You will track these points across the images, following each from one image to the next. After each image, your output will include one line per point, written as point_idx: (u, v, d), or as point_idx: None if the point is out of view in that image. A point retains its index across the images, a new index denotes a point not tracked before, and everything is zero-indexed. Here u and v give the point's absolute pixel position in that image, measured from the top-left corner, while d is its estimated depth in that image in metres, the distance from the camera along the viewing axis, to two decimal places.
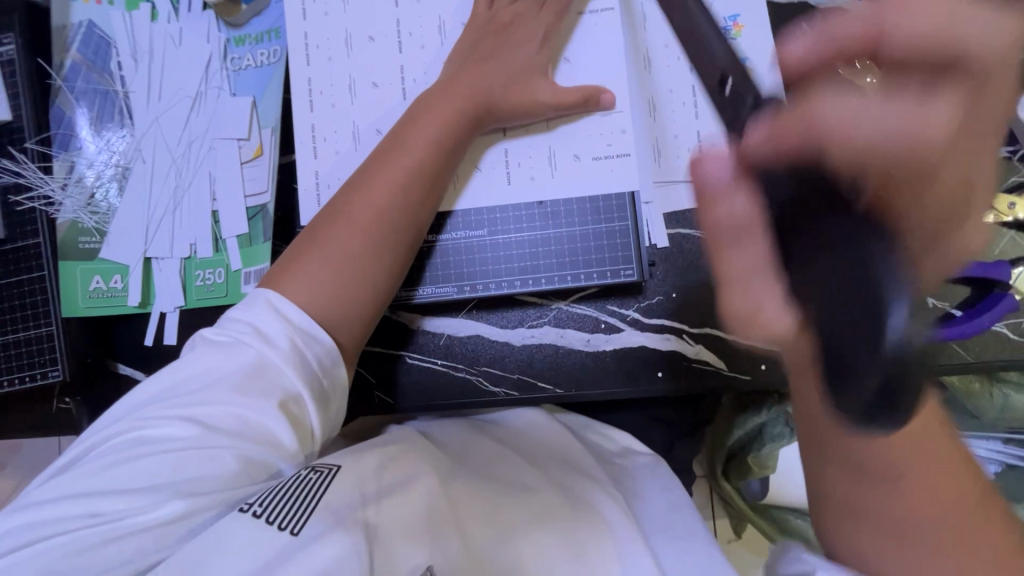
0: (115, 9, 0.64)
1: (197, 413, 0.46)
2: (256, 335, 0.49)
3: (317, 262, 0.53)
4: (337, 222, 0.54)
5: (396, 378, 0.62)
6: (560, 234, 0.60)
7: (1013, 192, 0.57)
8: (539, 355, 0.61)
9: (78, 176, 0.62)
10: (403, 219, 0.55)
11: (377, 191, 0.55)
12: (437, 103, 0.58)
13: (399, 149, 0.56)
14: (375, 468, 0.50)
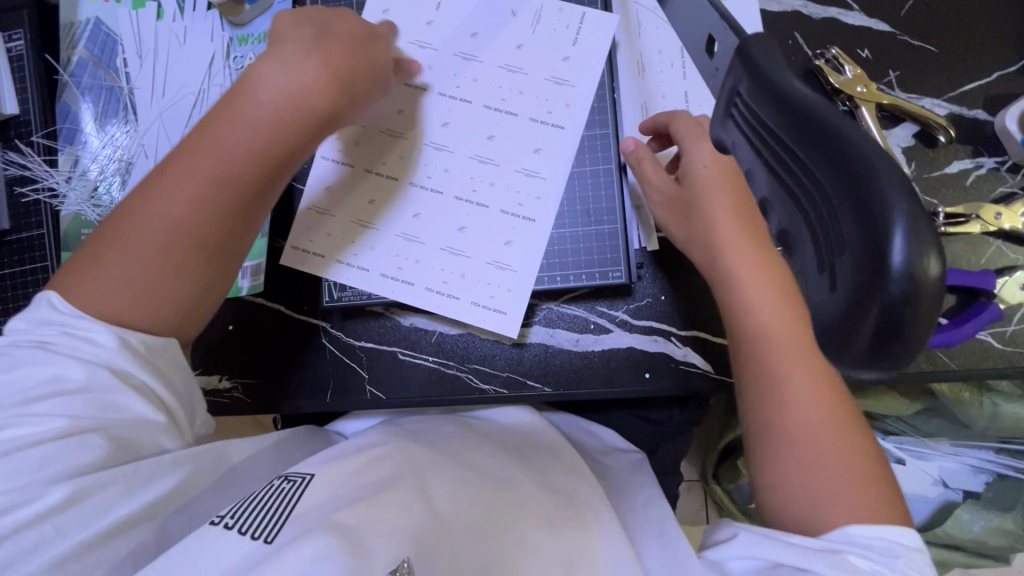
0: (122, 7, 0.65)
1: (33, 409, 0.40)
2: (73, 333, 0.42)
3: (109, 263, 0.44)
4: (152, 204, 0.45)
5: (388, 374, 0.63)
6: (532, 240, 0.60)
7: (1000, 203, 0.57)
8: (528, 354, 0.62)
9: (83, 170, 0.63)
10: (225, 201, 0.45)
11: (196, 161, 0.45)
12: (266, 77, 0.46)
13: (209, 137, 0.45)
14: (350, 474, 0.49)
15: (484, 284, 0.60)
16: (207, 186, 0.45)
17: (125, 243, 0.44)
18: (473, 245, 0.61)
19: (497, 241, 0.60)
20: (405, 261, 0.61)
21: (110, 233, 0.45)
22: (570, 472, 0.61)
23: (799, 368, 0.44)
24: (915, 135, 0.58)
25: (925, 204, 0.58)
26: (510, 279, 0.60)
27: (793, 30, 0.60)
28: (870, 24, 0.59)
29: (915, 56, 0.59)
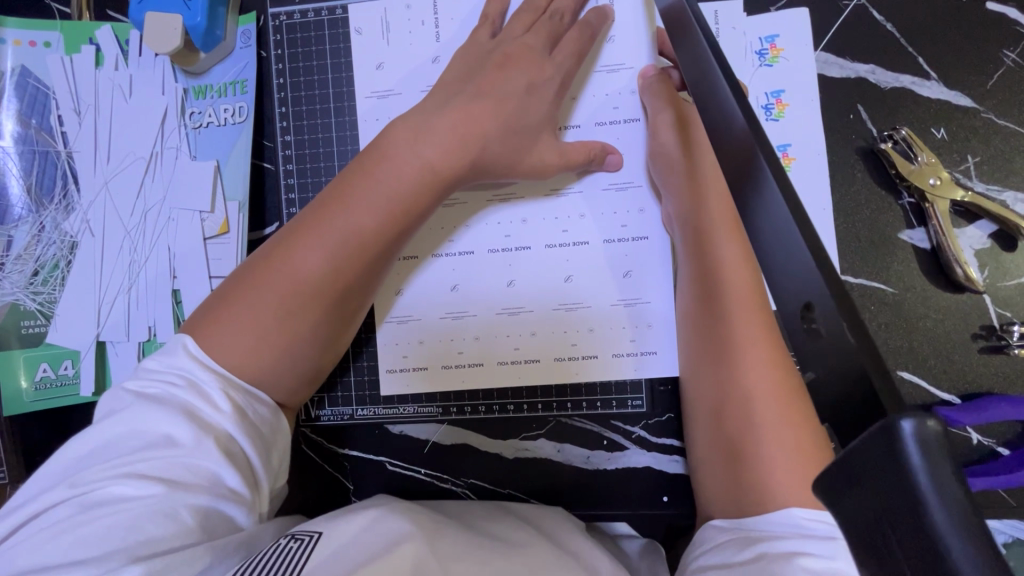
0: (52, 52, 0.55)
1: (137, 466, 0.37)
2: (190, 386, 0.40)
3: (229, 332, 0.43)
4: (275, 263, 0.44)
5: (375, 484, 0.56)
6: (595, 270, 0.48)
7: None
8: (531, 470, 0.55)
9: (17, 251, 0.55)
10: (341, 263, 0.44)
11: (328, 223, 0.44)
12: (405, 151, 0.45)
13: (343, 208, 0.44)
14: (358, 531, 0.42)
15: (560, 337, 0.49)
16: (335, 260, 0.44)
17: (247, 312, 0.43)
18: (532, 298, 0.49)
19: (557, 282, 0.49)
20: (450, 343, 0.51)
21: (230, 299, 0.44)
22: (579, 530, 0.50)
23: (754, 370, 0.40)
24: (993, 235, 0.50)
25: (997, 315, 0.50)
26: (588, 317, 0.48)
27: (857, 104, 0.50)
28: (948, 97, 0.50)
29: (1000, 138, 0.49)
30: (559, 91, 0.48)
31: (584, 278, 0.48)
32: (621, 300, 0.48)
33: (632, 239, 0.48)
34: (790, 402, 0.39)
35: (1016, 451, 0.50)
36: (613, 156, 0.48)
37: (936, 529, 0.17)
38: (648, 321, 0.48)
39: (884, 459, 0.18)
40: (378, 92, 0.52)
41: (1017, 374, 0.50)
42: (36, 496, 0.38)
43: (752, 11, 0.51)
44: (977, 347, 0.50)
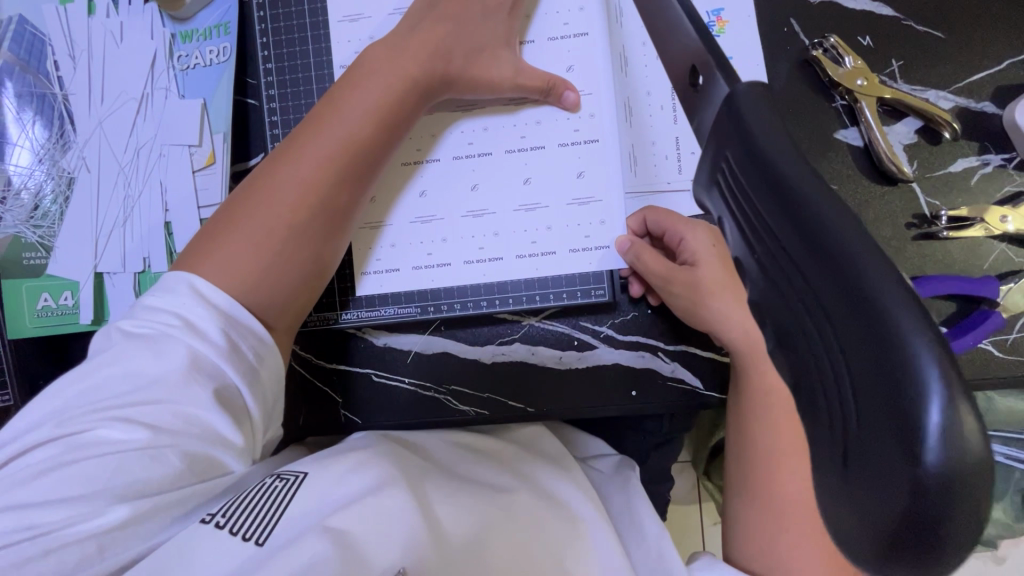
0: (48, 3, 0.59)
1: (129, 413, 0.39)
2: (186, 328, 0.42)
3: (236, 238, 0.46)
4: (275, 178, 0.47)
5: (362, 397, 0.59)
6: (552, 173, 0.55)
7: (1007, 204, 0.53)
8: (508, 373, 0.58)
9: (17, 189, 0.59)
10: (335, 175, 0.48)
11: (321, 140, 0.48)
12: (382, 64, 0.49)
13: (332, 118, 0.48)
14: (342, 473, 0.46)
15: (521, 235, 0.55)
16: (328, 162, 0.48)
17: (250, 219, 0.46)
18: (495, 203, 0.55)
19: (516, 185, 0.55)
20: (417, 245, 0.56)
21: (232, 212, 0.47)
22: (562, 475, 0.57)
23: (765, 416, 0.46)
24: (918, 130, 0.54)
25: (928, 205, 0.54)
26: (546, 216, 0.55)
27: (789, 17, 0.55)
28: (871, 8, 0.55)
29: (920, 42, 0.54)
30: (511, 10, 0.53)
31: (543, 181, 0.55)
32: (576, 200, 0.54)
33: (584, 143, 0.54)
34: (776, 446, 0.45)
35: (953, 328, 0.53)
36: (570, 93, 0.53)
37: (813, 210, 0.21)
38: (601, 217, 0.54)
39: (758, 151, 0.24)
40: (350, 16, 0.57)
41: (948, 258, 0.54)
42: (23, 434, 0.40)
43: None
44: (911, 235, 0.54)
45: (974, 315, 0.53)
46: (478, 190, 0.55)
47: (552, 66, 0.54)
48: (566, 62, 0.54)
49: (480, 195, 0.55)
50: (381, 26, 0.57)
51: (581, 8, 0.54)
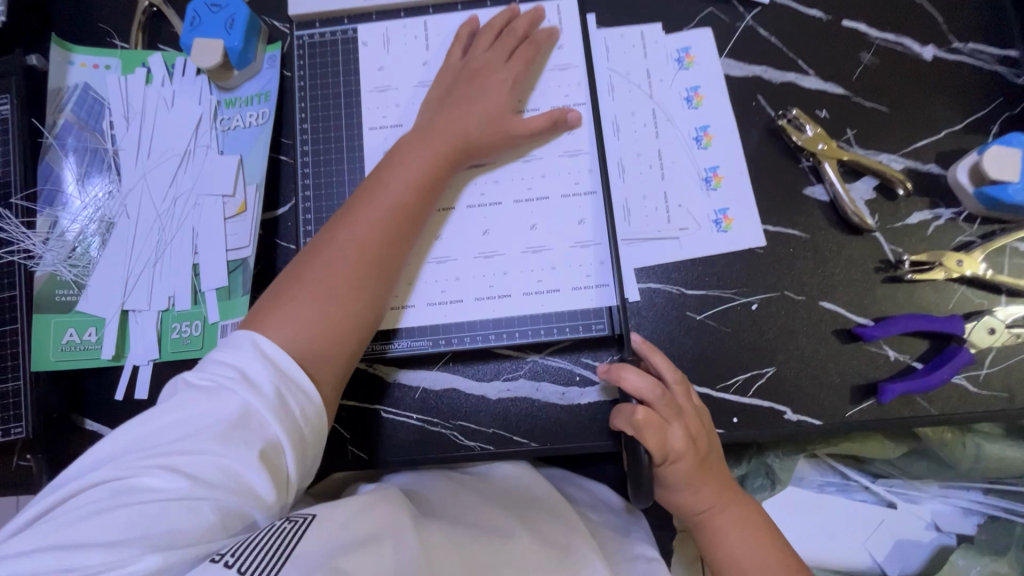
0: (112, 73, 0.67)
1: (178, 462, 0.43)
2: (241, 381, 0.46)
3: (298, 303, 0.51)
4: (328, 246, 0.53)
5: (371, 432, 0.61)
6: (555, 220, 0.61)
7: (960, 251, 0.60)
8: (514, 408, 0.61)
9: (61, 230, 0.63)
10: (383, 240, 0.54)
11: (369, 210, 0.54)
12: (418, 145, 0.57)
13: (379, 191, 0.55)
14: (349, 516, 0.46)
15: (527, 275, 0.60)
16: (380, 225, 0.54)
17: (311, 280, 0.52)
18: (503, 246, 0.60)
19: (524, 230, 0.61)
20: (431, 284, 0.61)
21: (295, 275, 0.53)
22: (570, 527, 0.57)
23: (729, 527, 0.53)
24: (876, 188, 0.62)
25: (892, 251, 0.60)
26: (550, 258, 0.60)
27: (757, 93, 0.64)
28: (824, 87, 0.64)
29: (869, 115, 0.63)
30: (513, 88, 0.61)
31: (546, 227, 0.60)
32: (576, 244, 0.60)
33: (583, 194, 0.61)
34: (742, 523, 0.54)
35: (927, 363, 0.58)
36: (570, 114, 0.61)
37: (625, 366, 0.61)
38: (597, 259, 0.60)
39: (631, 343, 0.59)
40: (379, 87, 0.65)
41: (915, 299, 0.60)
42: (81, 473, 0.44)
43: (669, 30, 0.66)
44: (879, 278, 0.60)
45: (945, 351, 0.58)
46: (489, 233, 0.61)
47: (555, 129, 0.63)
48: (567, 128, 0.62)
49: (490, 240, 0.61)
50: (405, 96, 0.65)
51: (579, 84, 0.64)
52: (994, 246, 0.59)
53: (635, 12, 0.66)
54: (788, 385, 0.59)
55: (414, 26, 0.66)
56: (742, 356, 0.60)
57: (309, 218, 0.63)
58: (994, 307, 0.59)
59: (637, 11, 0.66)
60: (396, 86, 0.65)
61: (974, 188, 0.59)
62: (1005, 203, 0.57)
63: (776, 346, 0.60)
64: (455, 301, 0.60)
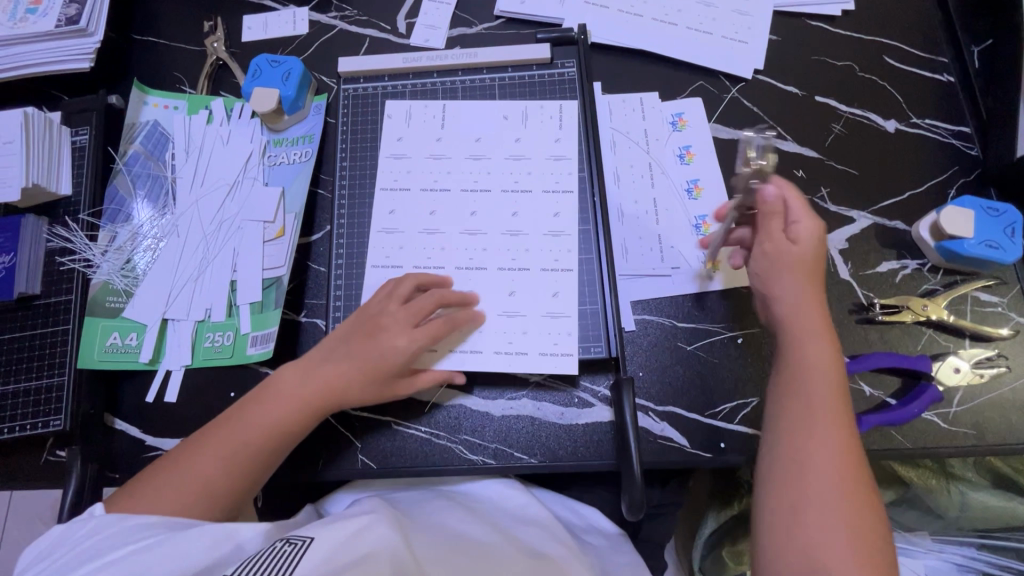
0: (179, 114, 0.77)
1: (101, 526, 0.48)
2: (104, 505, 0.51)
3: (157, 492, 0.52)
4: (202, 444, 0.55)
5: (381, 443, 0.65)
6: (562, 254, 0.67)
7: (927, 297, 0.66)
8: (516, 426, 0.65)
9: (119, 244, 0.70)
10: (255, 439, 0.55)
11: (251, 413, 0.57)
12: (311, 363, 0.60)
13: (264, 400, 0.57)
14: (346, 537, 0.47)
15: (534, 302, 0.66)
16: (244, 442, 0.55)
17: (185, 469, 0.53)
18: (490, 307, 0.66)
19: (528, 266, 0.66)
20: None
21: (159, 471, 0.54)
22: (559, 544, 0.59)
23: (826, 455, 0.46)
24: (849, 239, 0.69)
25: (864, 295, 0.67)
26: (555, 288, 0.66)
27: (742, 153, 0.73)
28: (801, 151, 0.73)
29: (841, 176, 0.72)
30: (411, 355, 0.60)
31: (523, 299, 0.66)
32: (548, 314, 0.65)
33: (586, 232, 0.68)
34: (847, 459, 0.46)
35: (901, 399, 0.63)
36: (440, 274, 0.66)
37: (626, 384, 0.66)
38: (568, 331, 0.64)
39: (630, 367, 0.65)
40: (396, 152, 0.73)
41: (887, 340, 0.65)
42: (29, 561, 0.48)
43: (664, 99, 0.76)
44: (854, 319, 0.66)
45: (916, 387, 0.62)
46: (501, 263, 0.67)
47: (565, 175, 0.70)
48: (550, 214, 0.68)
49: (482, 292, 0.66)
50: (418, 158, 0.73)
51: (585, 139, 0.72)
52: (954, 295, 0.66)
53: (635, 82, 0.77)
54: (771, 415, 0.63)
55: (445, 84, 0.76)
56: (728, 385, 0.65)
57: (340, 243, 0.70)
58: (959, 348, 0.64)
59: (638, 81, 0.77)
60: (411, 149, 0.73)
61: (935, 242, 0.66)
62: (962, 255, 0.64)
63: (760, 377, 0.65)
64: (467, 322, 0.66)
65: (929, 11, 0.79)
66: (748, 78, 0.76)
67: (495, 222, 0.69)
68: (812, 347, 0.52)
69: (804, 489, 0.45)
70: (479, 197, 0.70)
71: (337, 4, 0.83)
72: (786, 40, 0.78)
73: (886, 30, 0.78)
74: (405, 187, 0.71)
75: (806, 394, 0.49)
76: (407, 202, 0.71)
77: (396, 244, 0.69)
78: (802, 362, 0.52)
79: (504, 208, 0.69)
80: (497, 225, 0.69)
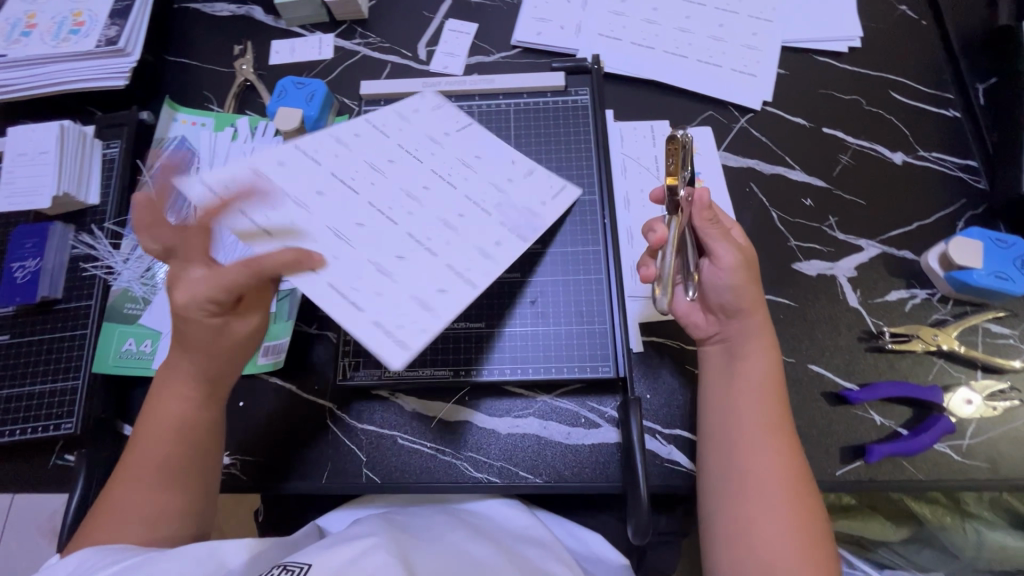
0: (206, 130, 0.80)
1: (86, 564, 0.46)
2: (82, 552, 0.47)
3: (107, 531, 0.50)
4: (121, 475, 0.53)
5: (386, 458, 0.65)
6: (573, 276, 0.66)
7: (937, 327, 0.66)
8: (522, 444, 0.65)
9: (140, 251, 0.72)
10: (162, 451, 0.53)
11: (147, 432, 0.54)
12: (174, 361, 0.55)
13: (151, 415, 0.54)
14: (343, 562, 0.45)
15: (541, 320, 0.65)
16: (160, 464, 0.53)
17: (120, 498, 0.52)
18: (344, 262, 0.52)
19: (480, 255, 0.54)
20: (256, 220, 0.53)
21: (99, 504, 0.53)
22: (563, 567, 0.58)
23: (764, 450, 0.53)
24: (858, 267, 0.69)
25: (873, 323, 0.67)
26: (566, 305, 0.65)
27: (751, 181, 0.74)
28: (809, 180, 0.74)
29: (850, 206, 0.73)
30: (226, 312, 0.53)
31: (398, 280, 0.51)
32: (409, 301, 0.50)
33: (594, 252, 0.67)
34: (786, 455, 0.53)
35: (912, 429, 0.62)
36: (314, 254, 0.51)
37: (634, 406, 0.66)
38: (420, 326, 0.49)
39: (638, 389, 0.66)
40: (383, 130, 0.62)
41: (897, 369, 0.65)
42: None
43: (674, 127, 0.78)
44: (863, 347, 0.66)
45: (927, 418, 0.62)
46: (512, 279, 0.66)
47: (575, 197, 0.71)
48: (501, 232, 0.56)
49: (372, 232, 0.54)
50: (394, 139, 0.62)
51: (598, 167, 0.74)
52: (965, 325, 0.65)
53: (646, 111, 0.79)
54: None
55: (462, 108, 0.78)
56: None
57: None
58: (971, 380, 0.64)
59: (648, 110, 0.79)
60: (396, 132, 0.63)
61: (944, 273, 0.66)
62: (971, 286, 0.64)
63: None
64: (476, 339, 0.65)
65: (934, 49, 0.81)
66: (756, 109, 0.78)
67: (430, 207, 0.57)
68: (752, 366, 0.58)
69: (752, 490, 0.52)
70: (433, 183, 0.59)
71: (362, 32, 0.87)
72: (794, 74, 0.80)
73: (892, 67, 0.80)
74: (370, 146, 0.61)
75: (744, 404, 0.56)
76: (363, 151, 0.60)
77: (322, 159, 0.58)
78: (745, 373, 0.58)
79: (454, 207, 0.58)
80: (424, 211, 0.57)
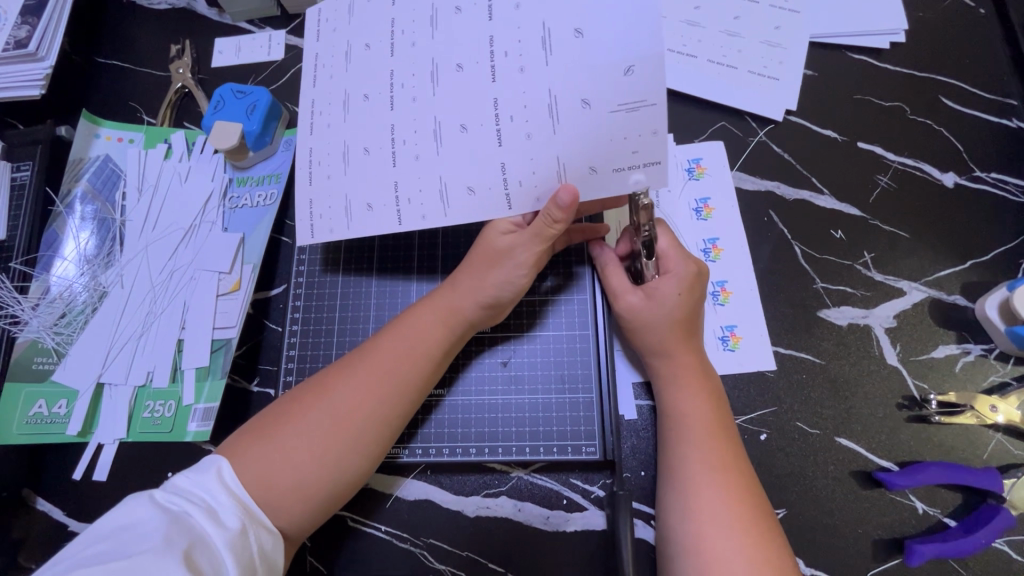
0: (133, 148, 0.69)
1: (211, 526, 0.40)
2: (210, 514, 0.41)
3: (302, 442, 0.46)
4: (356, 368, 0.49)
5: (333, 545, 0.55)
6: (554, 339, 0.57)
7: (994, 393, 0.55)
8: (492, 531, 0.55)
9: (51, 297, 0.63)
10: (398, 386, 0.49)
11: (382, 363, 0.49)
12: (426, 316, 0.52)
13: (386, 344, 0.51)
14: None
15: (513, 389, 0.56)
16: (381, 401, 0.48)
17: (337, 407, 0.47)
18: (367, 80, 0.50)
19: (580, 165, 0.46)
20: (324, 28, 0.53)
21: (286, 412, 0.47)
22: None
23: (711, 530, 0.44)
24: (897, 316, 0.58)
25: (916, 387, 0.56)
26: (545, 370, 0.56)
27: (770, 209, 0.63)
28: (840, 208, 0.62)
29: (888, 240, 0.61)
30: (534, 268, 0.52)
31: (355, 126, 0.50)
32: (340, 103, 0.51)
33: (575, 304, 0.58)
34: (748, 545, 0.44)
35: (962, 522, 0.51)
36: None
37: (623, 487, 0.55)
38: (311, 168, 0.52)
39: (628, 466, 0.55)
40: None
41: (944, 444, 0.54)
42: (152, 497, 0.41)
43: (680, 142, 0.66)
44: (903, 416, 0.55)
45: (983, 508, 0.51)
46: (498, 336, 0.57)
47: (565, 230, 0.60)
48: (534, 196, 0.48)
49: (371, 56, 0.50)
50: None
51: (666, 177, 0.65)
52: None
53: None
54: (802, 532, 0.52)
55: None
56: None
57: (299, 299, 0.62)
58: None
59: None
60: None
61: (1005, 327, 0.54)
62: None
63: (788, 484, 0.54)
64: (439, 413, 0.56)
65: (995, 43, 0.67)
66: (778, 119, 0.65)
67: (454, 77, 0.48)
68: (705, 424, 0.49)
69: None
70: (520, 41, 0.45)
71: None
72: (825, 76, 0.67)
73: (943, 66, 0.67)
74: None
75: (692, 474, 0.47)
76: None
77: None
78: (697, 442, 0.49)
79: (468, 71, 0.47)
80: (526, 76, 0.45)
